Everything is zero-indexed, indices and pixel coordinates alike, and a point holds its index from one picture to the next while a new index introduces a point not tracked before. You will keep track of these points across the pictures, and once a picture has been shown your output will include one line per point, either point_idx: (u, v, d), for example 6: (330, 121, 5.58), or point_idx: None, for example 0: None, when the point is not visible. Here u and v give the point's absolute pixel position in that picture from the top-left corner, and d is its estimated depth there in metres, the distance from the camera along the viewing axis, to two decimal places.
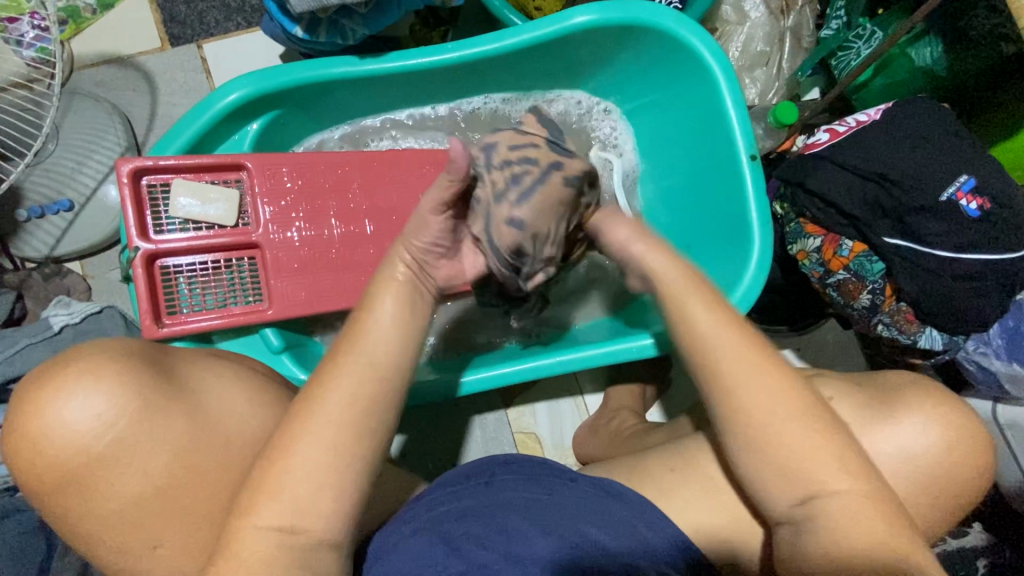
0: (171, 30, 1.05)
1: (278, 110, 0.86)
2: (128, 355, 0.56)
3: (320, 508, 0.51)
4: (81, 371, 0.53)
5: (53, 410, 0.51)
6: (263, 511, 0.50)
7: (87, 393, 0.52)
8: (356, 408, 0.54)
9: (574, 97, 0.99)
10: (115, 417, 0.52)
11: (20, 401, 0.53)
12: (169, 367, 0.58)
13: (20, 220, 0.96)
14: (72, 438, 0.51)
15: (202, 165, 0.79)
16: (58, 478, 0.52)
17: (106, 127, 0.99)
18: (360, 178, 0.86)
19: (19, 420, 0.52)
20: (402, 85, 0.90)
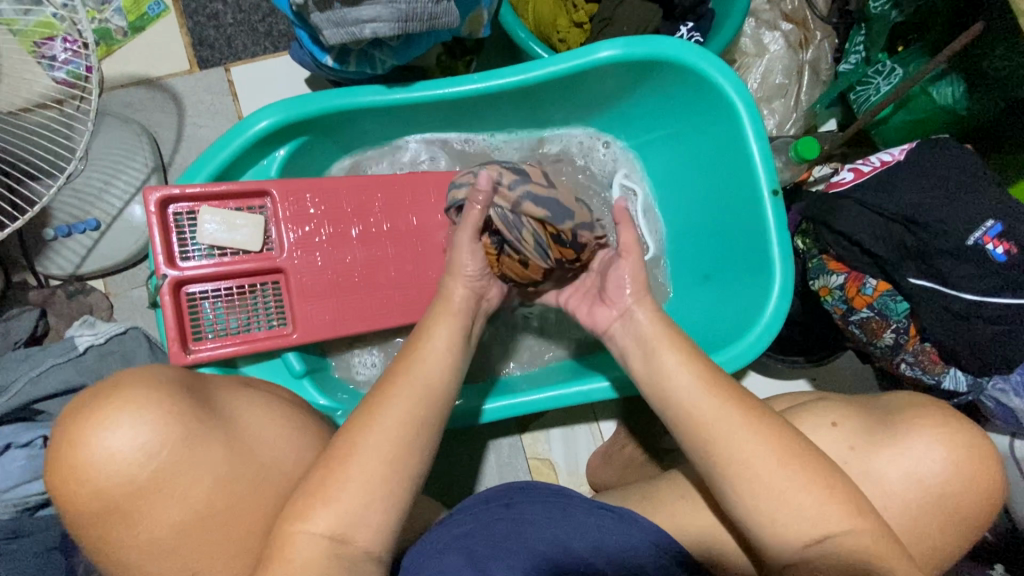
0: (200, 53, 1.08)
1: (306, 137, 0.87)
2: (164, 386, 0.56)
3: (355, 536, 0.53)
4: (121, 401, 0.53)
5: (97, 439, 0.51)
6: (304, 539, 0.52)
7: (128, 421, 0.52)
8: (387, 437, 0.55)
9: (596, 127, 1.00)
10: (155, 447, 0.53)
11: (65, 427, 0.53)
12: (197, 397, 0.59)
13: (46, 238, 0.97)
14: (112, 471, 0.51)
15: (227, 192, 0.79)
16: (100, 508, 0.52)
17: (134, 148, 1.00)
18: (384, 203, 0.87)
19: (63, 446, 0.52)
20: (427, 113, 0.91)
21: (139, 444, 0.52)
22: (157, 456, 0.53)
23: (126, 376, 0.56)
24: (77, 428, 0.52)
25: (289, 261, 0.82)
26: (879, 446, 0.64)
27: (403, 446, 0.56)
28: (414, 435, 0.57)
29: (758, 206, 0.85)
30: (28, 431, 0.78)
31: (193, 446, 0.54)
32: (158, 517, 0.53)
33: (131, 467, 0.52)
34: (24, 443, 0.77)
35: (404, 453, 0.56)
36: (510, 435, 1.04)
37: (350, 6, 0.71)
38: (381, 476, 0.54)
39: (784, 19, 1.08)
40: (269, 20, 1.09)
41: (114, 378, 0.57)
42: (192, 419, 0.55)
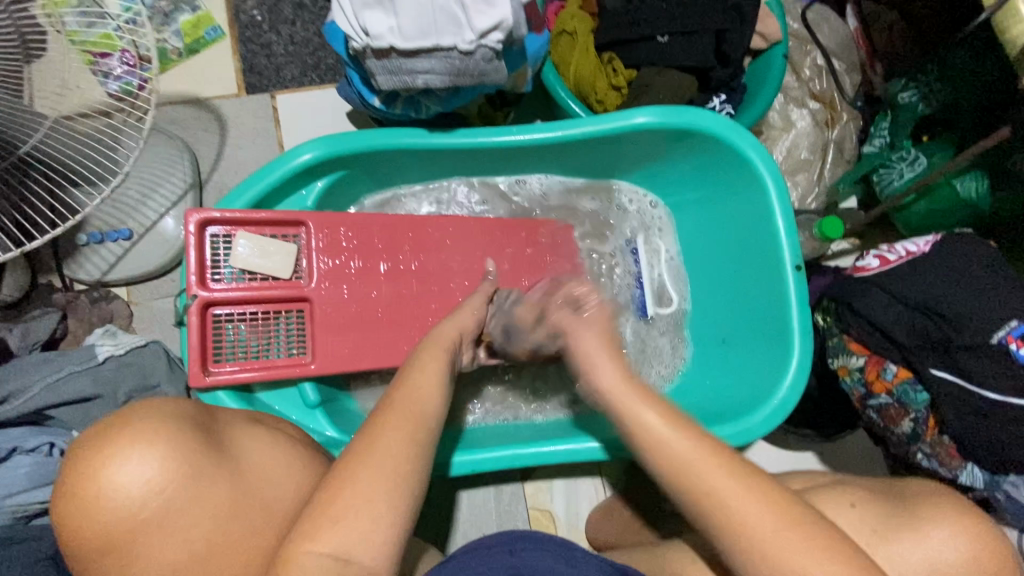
0: (249, 79, 1.12)
1: (344, 171, 0.90)
2: (175, 421, 0.57)
3: None
4: (133, 427, 0.54)
5: (106, 472, 0.51)
6: None
7: (138, 457, 0.52)
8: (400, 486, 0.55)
9: (624, 187, 1.03)
10: (161, 483, 0.52)
11: (78, 457, 0.53)
12: (210, 433, 0.59)
13: (78, 243, 0.99)
14: (118, 504, 0.51)
15: (264, 220, 0.81)
16: (100, 542, 0.51)
17: (175, 164, 1.03)
18: (414, 241, 0.89)
19: (74, 476, 0.52)
20: (464, 159, 0.93)
21: (145, 475, 0.52)
22: (162, 489, 0.52)
23: (138, 412, 0.57)
24: (87, 454, 0.53)
25: (314, 291, 0.83)
26: (914, 551, 0.61)
27: (404, 503, 0.53)
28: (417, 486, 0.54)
29: (781, 279, 0.86)
30: (36, 435, 0.78)
31: (199, 481, 0.54)
32: (154, 558, 0.52)
33: (134, 500, 0.51)
34: (29, 449, 0.77)
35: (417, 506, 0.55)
36: (512, 482, 1.03)
37: (406, 57, 0.74)
38: (379, 526, 0.51)
39: (812, 98, 1.11)
40: (319, 54, 1.13)
41: (125, 409, 0.58)
42: (204, 453, 0.56)
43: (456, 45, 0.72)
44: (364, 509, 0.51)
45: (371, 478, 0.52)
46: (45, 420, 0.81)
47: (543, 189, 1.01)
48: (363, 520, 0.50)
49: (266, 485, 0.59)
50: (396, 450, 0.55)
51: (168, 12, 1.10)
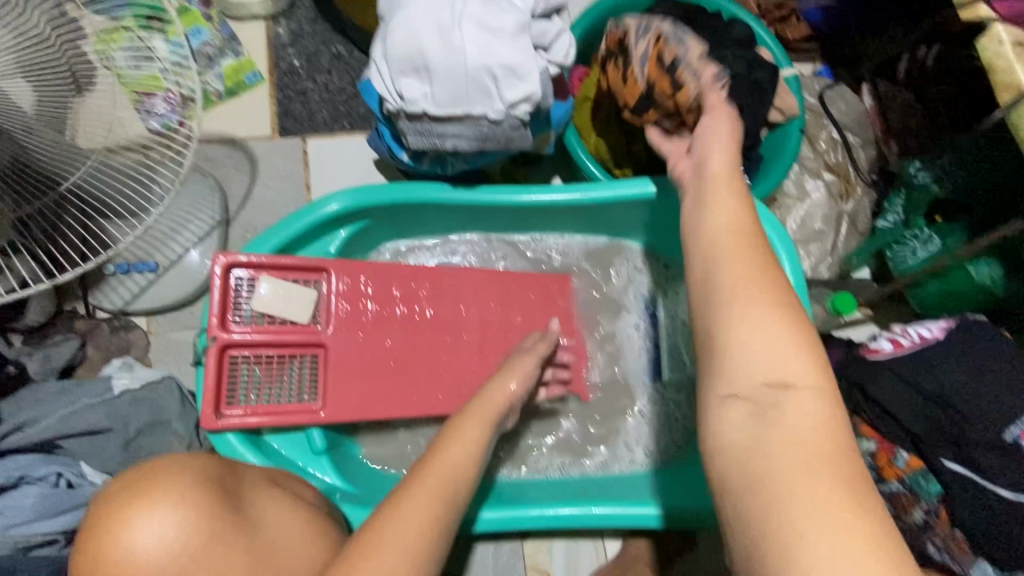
0: (283, 123, 1.17)
1: (368, 221, 0.93)
2: (201, 478, 0.58)
3: None
4: (158, 484, 0.56)
5: (129, 532, 0.52)
6: None
7: (160, 518, 0.53)
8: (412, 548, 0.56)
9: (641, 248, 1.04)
10: (179, 546, 0.53)
11: (103, 515, 0.54)
12: (231, 494, 0.60)
13: (106, 273, 1.02)
14: (136, 567, 0.52)
15: (288, 266, 0.83)
16: None
17: (206, 201, 1.07)
18: (430, 293, 0.91)
19: (97, 535, 0.53)
20: (485, 214, 0.96)
21: (167, 535, 0.53)
22: (182, 553, 0.53)
23: (165, 468, 0.58)
24: (111, 512, 0.54)
25: (330, 336, 0.85)
26: None
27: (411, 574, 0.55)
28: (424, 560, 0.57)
29: None
30: (45, 463, 0.79)
31: (218, 546, 0.55)
32: None
33: (155, 563, 0.52)
34: (38, 478, 0.78)
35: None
36: (511, 539, 1.01)
37: (437, 122, 0.77)
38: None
39: (827, 170, 1.14)
40: (351, 102, 1.18)
41: (153, 462, 0.60)
42: (226, 513, 0.57)
43: (486, 114, 0.75)
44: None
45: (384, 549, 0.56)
46: (53, 451, 0.81)
47: (560, 246, 1.03)
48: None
49: (282, 550, 0.59)
50: (406, 522, 0.58)
51: (213, 57, 1.16)
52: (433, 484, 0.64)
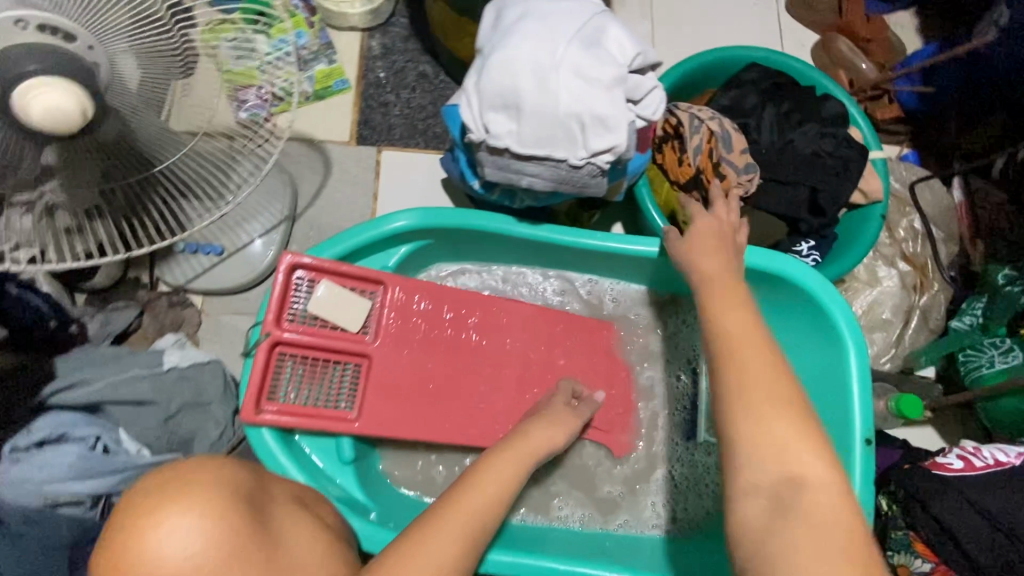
0: (362, 131, 1.20)
1: (431, 240, 0.94)
2: (229, 486, 0.54)
3: None
4: (192, 493, 0.51)
5: (151, 542, 0.48)
6: None
7: (184, 526, 0.49)
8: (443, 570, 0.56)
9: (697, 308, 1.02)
10: (202, 563, 0.48)
11: (125, 518, 0.49)
12: (257, 506, 0.56)
13: (174, 250, 1.05)
14: None
15: (349, 274, 0.85)
16: None
17: (278, 195, 1.10)
18: (480, 321, 0.91)
19: (118, 541, 0.48)
20: (547, 251, 0.96)
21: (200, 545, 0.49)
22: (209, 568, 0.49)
23: (195, 470, 0.54)
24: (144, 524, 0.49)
25: (377, 348, 0.85)
26: None
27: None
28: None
29: (847, 450, 0.82)
30: (86, 427, 0.82)
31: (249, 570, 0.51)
32: None
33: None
34: (76, 439, 0.81)
35: None
36: None
37: (518, 160, 0.78)
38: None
39: (902, 259, 1.09)
40: (429, 121, 1.22)
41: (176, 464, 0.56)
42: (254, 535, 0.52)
43: (568, 159, 0.76)
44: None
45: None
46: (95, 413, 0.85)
47: (615, 293, 1.01)
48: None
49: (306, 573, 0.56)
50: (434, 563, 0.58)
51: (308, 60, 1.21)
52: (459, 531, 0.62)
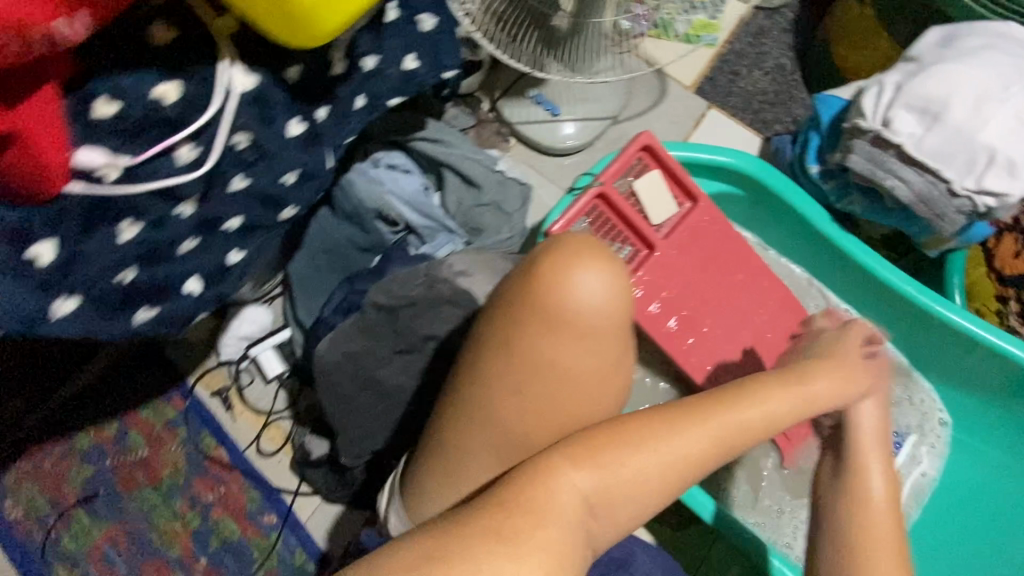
0: (704, 84, 1.30)
1: (744, 190, 1.05)
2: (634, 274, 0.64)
3: (604, 505, 0.58)
4: (613, 259, 0.63)
5: (586, 268, 0.60)
6: (574, 481, 0.57)
7: (610, 274, 0.61)
8: (705, 436, 0.61)
9: (926, 391, 1.03)
10: (611, 305, 0.60)
11: (573, 241, 0.62)
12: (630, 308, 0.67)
13: (525, 94, 1.22)
14: (579, 299, 0.59)
15: (679, 178, 0.96)
16: (544, 311, 0.59)
17: (618, 96, 1.22)
18: (749, 277, 0.99)
19: (568, 251, 0.61)
20: (831, 258, 1.03)
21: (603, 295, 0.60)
22: (602, 317, 0.60)
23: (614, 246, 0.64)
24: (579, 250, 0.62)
25: (663, 246, 0.96)
26: None
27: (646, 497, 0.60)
28: (667, 495, 0.61)
29: None
30: (416, 173, 1.04)
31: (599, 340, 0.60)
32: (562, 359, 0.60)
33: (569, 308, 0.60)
34: (406, 176, 1.03)
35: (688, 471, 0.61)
36: None
37: (899, 161, 0.85)
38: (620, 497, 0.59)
39: None
40: (765, 107, 1.28)
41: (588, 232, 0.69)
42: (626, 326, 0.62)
43: (953, 182, 0.81)
44: (621, 486, 0.59)
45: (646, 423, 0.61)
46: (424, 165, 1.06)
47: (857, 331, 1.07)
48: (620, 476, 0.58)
49: (614, 390, 0.63)
50: (687, 438, 0.61)
51: None
52: (715, 430, 0.62)
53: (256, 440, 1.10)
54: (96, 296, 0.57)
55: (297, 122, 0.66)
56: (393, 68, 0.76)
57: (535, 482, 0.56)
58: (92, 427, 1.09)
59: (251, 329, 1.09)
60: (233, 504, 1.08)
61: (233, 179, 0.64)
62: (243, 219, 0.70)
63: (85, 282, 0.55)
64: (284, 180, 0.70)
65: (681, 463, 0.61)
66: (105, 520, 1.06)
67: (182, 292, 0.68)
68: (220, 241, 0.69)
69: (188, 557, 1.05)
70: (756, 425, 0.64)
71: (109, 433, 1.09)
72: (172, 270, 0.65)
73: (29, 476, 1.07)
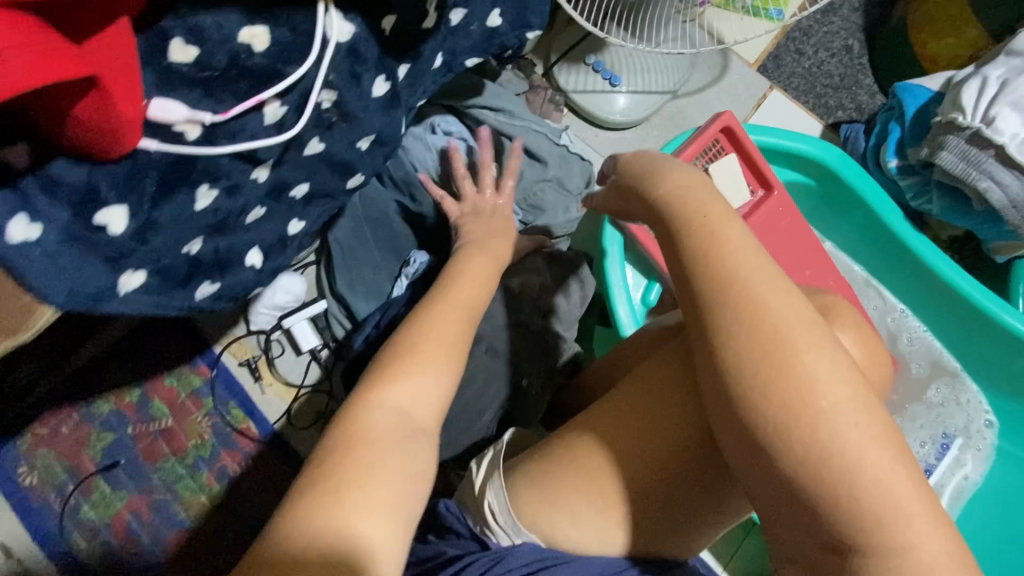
0: (766, 63, 1.22)
1: (816, 181, 1.02)
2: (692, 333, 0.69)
3: (416, 402, 0.56)
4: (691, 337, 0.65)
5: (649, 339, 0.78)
6: (377, 396, 0.55)
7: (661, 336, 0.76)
8: (450, 318, 0.62)
9: (974, 395, 1.03)
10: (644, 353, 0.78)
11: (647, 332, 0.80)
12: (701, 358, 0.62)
13: (583, 60, 1.13)
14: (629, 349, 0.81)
15: (755, 166, 0.92)
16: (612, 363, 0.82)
17: (680, 70, 1.15)
18: (817, 268, 0.94)
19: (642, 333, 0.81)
20: (895, 258, 1.01)
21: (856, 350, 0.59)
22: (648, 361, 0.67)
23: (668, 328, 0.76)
24: (663, 159, 0.66)
25: None
26: None
27: (431, 367, 0.58)
28: (451, 362, 0.60)
29: None
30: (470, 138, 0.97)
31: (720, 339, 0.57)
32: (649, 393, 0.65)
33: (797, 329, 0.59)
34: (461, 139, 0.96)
35: (414, 382, 0.57)
36: None
37: (997, 161, 0.80)
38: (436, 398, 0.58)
39: None
40: (828, 91, 1.22)
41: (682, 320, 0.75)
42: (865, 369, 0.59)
43: None
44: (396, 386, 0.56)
45: (799, 332, 0.51)
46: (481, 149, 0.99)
47: (914, 335, 1.05)
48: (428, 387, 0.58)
49: (456, 320, 0.62)
50: (385, 395, 0.55)
51: None
52: (451, 304, 0.64)
53: (286, 413, 1.05)
54: (163, 269, 0.50)
55: (381, 81, 0.59)
56: (477, 24, 0.69)
57: (339, 424, 0.54)
58: (112, 392, 1.03)
59: (285, 299, 1.02)
60: (261, 478, 1.03)
61: (310, 142, 0.57)
62: (310, 186, 0.63)
63: (154, 252, 0.48)
64: (358, 145, 0.63)
65: (467, 318, 0.64)
66: (127, 491, 1.01)
67: (244, 263, 0.61)
68: (285, 209, 0.62)
69: (213, 531, 1.01)
70: (450, 311, 0.63)
71: (130, 400, 1.03)
72: (237, 240, 0.58)
73: (45, 442, 1.01)
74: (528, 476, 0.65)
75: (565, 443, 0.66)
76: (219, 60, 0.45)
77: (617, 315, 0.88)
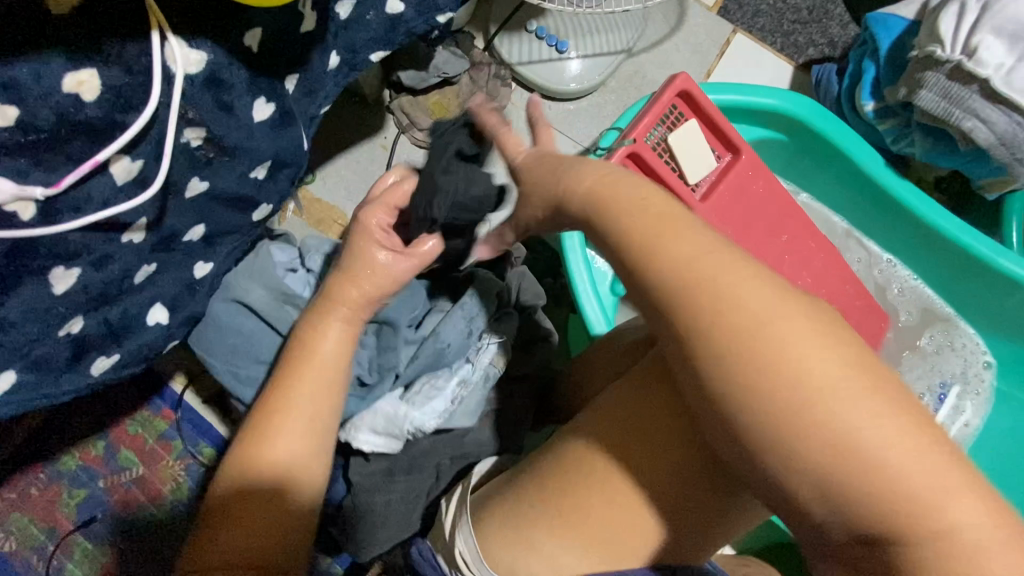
0: (727, 3, 1.12)
1: (786, 135, 0.94)
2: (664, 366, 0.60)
3: (309, 439, 0.59)
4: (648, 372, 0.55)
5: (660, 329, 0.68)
6: (268, 450, 0.57)
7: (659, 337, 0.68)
8: (328, 362, 0.61)
9: (969, 338, 0.97)
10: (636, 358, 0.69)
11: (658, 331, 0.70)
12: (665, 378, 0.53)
13: (525, 28, 1.03)
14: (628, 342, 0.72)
15: (718, 130, 0.84)
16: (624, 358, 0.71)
17: (632, 25, 1.05)
18: (793, 230, 0.87)
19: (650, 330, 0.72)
20: (876, 206, 0.94)
21: None
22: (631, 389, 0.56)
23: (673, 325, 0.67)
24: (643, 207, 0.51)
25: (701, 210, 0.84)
26: None
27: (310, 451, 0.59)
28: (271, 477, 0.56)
29: None
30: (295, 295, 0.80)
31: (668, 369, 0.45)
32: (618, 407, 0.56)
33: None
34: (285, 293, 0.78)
35: (301, 420, 0.59)
36: None
37: (980, 98, 0.73)
38: (315, 442, 0.59)
39: None
40: (798, 27, 1.12)
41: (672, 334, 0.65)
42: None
43: None
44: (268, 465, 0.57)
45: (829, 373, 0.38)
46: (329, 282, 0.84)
47: (901, 286, 0.99)
48: (305, 435, 0.58)
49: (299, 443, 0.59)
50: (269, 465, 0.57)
51: None
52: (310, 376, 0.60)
53: None
54: (41, 362, 0.45)
55: (263, 104, 0.50)
56: (376, 14, 0.61)
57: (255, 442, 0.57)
58: (77, 447, 0.99)
59: None
60: None
61: (189, 184, 0.50)
62: (207, 227, 0.55)
63: (18, 346, 0.43)
64: (255, 175, 0.54)
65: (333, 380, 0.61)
66: (108, 544, 0.97)
67: (146, 324, 0.53)
68: (182, 257, 0.54)
69: None
70: (314, 370, 0.61)
71: (95, 453, 0.99)
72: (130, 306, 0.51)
73: (16, 505, 0.97)
74: (502, 522, 0.56)
75: (560, 456, 0.55)
76: (43, 119, 0.39)
77: (585, 314, 0.82)
